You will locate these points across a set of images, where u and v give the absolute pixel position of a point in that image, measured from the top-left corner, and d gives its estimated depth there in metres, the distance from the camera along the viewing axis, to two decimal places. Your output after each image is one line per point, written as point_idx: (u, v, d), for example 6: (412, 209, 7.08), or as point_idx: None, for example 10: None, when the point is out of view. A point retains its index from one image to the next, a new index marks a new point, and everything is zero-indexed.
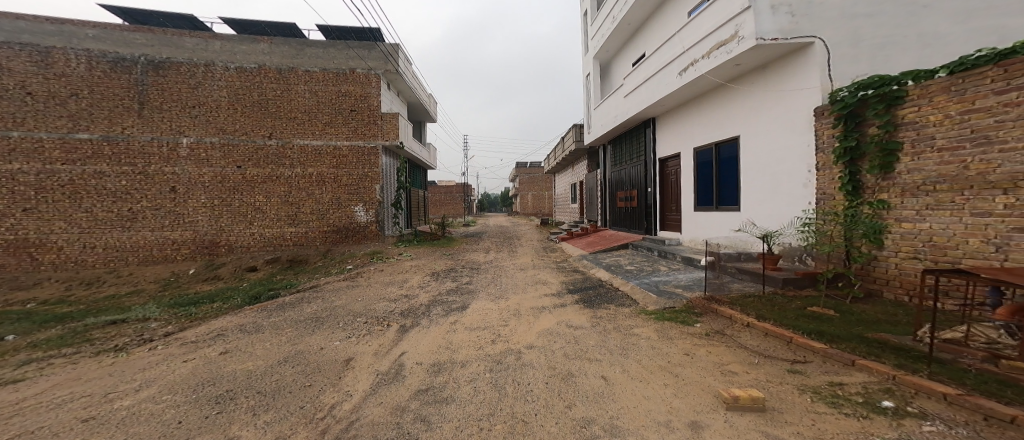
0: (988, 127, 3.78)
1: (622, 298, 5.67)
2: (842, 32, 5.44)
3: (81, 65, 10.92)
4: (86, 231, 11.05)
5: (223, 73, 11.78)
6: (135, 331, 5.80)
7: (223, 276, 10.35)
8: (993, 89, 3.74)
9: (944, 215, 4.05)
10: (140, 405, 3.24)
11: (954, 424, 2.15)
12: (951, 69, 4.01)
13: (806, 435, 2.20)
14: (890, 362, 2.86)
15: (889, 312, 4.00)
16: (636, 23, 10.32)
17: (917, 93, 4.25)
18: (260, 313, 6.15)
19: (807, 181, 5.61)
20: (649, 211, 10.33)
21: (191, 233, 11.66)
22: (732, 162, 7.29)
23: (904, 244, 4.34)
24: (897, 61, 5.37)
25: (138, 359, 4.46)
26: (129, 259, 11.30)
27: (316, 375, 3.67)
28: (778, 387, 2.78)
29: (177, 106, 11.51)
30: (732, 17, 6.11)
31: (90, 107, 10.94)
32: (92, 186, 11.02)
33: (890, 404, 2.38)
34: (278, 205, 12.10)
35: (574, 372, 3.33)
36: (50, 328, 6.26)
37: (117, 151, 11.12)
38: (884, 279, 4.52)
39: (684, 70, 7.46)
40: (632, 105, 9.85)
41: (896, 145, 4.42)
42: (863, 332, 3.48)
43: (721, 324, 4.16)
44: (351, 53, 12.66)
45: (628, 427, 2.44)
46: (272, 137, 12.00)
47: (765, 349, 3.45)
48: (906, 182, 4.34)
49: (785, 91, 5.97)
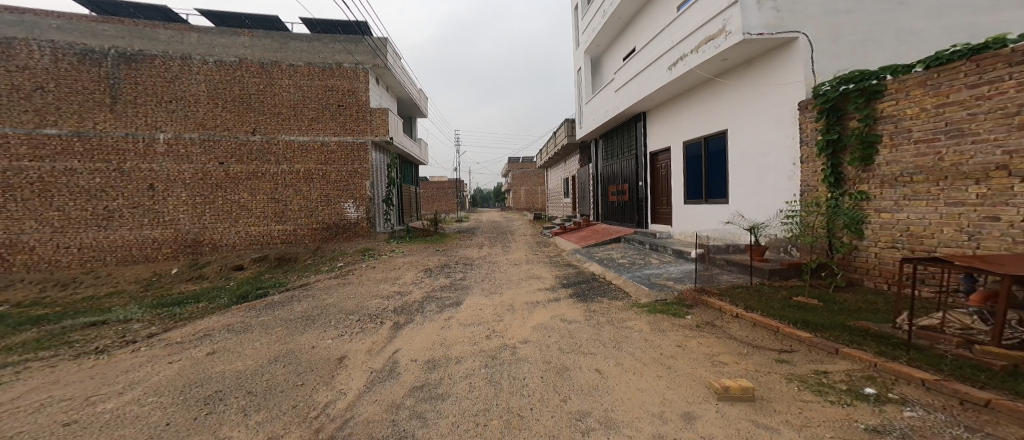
0: (962, 120, 3.91)
1: (615, 292, 5.76)
2: (824, 28, 5.54)
3: (46, 56, 10.40)
4: (60, 231, 10.64)
5: (202, 67, 11.36)
6: (117, 332, 5.65)
7: (208, 275, 10.13)
8: (966, 83, 3.87)
9: (921, 205, 4.20)
10: (125, 408, 3.18)
11: (932, 409, 2.27)
12: (928, 63, 4.13)
13: (794, 423, 2.28)
14: (871, 350, 2.98)
15: (870, 300, 4.16)
16: (626, 17, 10.30)
17: (895, 87, 4.38)
18: (249, 313, 6.05)
19: (792, 174, 5.75)
20: (640, 205, 10.43)
21: (172, 231, 11.35)
22: (721, 156, 7.41)
23: (884, 234, 4.50)
24: (876, 56, 5.52)
25: (121, 361, 4.35)
26: (107, 258, 10.95)
27: (309, 375, 3.64)
28: (766, 376, 2.88)
29: (152, 100, 11.09)
30: (719, 12, 6.14)
31: (57, 101, 10.46)
32: (64, 183, 10.58)
33: (872, 391, 2.49)
34: (264, 202, 11.84)
35: (569, 367, 3.38)
36: (25, 331, 6.05)
37: (89, 147, 10.69)
38: (864, 268, 4.69)
39: (673, 65, 7.50)
40: (623, 99, 9.89)
41: (875, 138, 4.55)
42: (846, 320, 3.62)
43: (712, 316, 4.27)
44: (338, 48, 12.34)
45: (623, 420, 2.50)
46: (255, 133, 11.69)
47: (754, 340, 3.56)
48: (885, 174, 4.48)
49: (770, 85, 6.08)
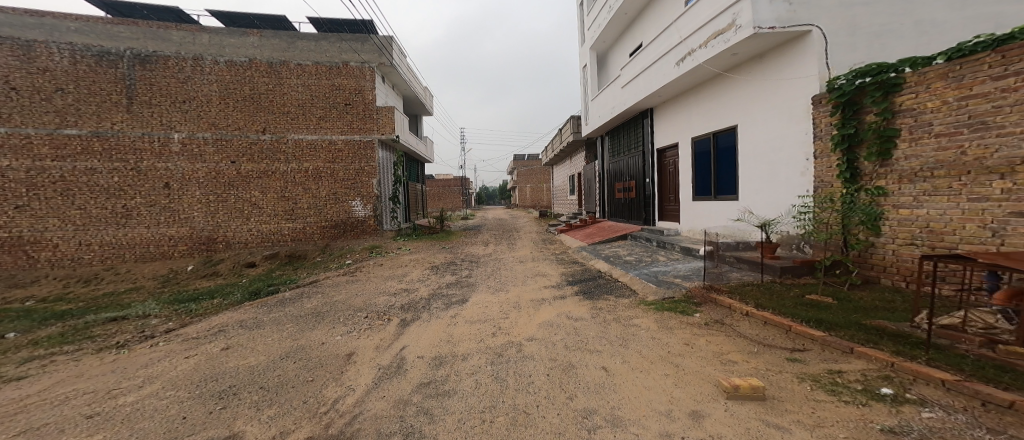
0: (985, 112, 3.76)
1: (622, 289, 5.69)
2: (840, 20, 5.38)
3: (65, 59, 10.66)
4: (81, 229, 10.94)
5: (213, 67, 11.56)
6: (136, 327, 5.79)
7: (222, 272, 10.32)
8: (991, 75, 3.71)
9: (941, 201, 4.05)
10: (144, 401, 3.25)
11: (953, 411, 2.18)
12: (949, 55, 3.99)
13: (807, 423, 2.21)
14: (888, 349, 2.88)
15: (886, 298, 4.03)
16: (633, 13, 10.17)
17: (914, 80, 4.23)
18: (260, 309, 6.14)
19: (805, 169, 5.62)
20: (647, 202, 10.30)
21: (187, 229, 11.59)
22: (731, 151, 7.27)
23: (902, 231, 4.36)
24: (894, 49, 5.35)
25: (139, 355, 4.46)
26: (126, 255, 11.22)
27: (318, 370, 3.68)
28: (777, 375, 2.81)
29: (167, 100, 11.32)
30: (728, 6, 6.02)
31: (77, 102, 10.72)
32: (84, 182, 10.87)
33: (889, 391, 2.40)
34: (275, 199, 12.02)
35: (575, 364, 3.34)
36: (49, 326, 6.23)
37: (108, 147, 10.96)
38: (881, 266, 4.56)
39: (681, 60, 7.38)
40: (629, 95, 9.78)
41: (893, 132, 4.40)
42: (861, 319, 3.50)
43: (721, 314, 4.19)
44: (344, 47, 12.46)
45: (630, 418, 2.46)
46: (265, 132, 11.86)
47: (764, 338, 3.48)
48: (904, 169, 4.34)
49: (781, 80, 5.95)
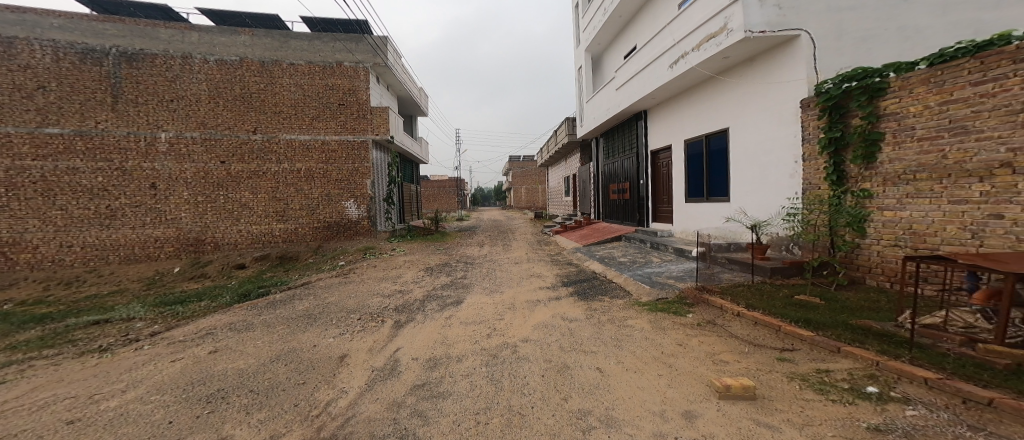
0: (965, 117, 3.88)
1: (616, 290, 5.75)
2: (827, 25, 5.50)
3: (47, 55, 10.40)
4: (62, 230, 10.67)
5: (203, 66, 11.37)
6: (122, 331, 5.68)
7: (210, 274, 10.16)
8: (970, 81, 3.85)
9: (924, 203, 4.18)
10: (129, 406, 3.19)
11: (934, 408, 2.26)
12: (931, 61, 4.11)
13: (796, 422, 2.27)
14: (874, 348, 2.97)
15: (872, 298, 4.14)
16: (627, 16, 10.29)
17: (898, 85, 4.35)
18: (251, 312, 6.06)
19: (794, 171, 5.73)
20: (641, 203, 10.40)
21: (174, 230, 11.38)
22: (722, 154, 7.38)
23: (886, 232, 4.47)
24: (878, 54, 5.49)
25: (124, 359, 4.38)
26: (110, 257, 10.98)
27: (310, 373, 3.65)
28: (768, 375, 2.88)
29: (153, 99, 11.11)
30: (721, 9, 6.12)
31: (59, 100, 10.46)
32: (66, 182, 10.60)
33: (874, 390, 2.48)
34: (265, 200, 11.87)
35: (569, 365, 3.37)
36: (29, 330, 6.08)
37: (91, 146, 10.71)
38: (867, 266, 4.68)
39: (674, 63, 7.48)
40: (624, 97, 9.86)
41: (878, 135, 4.52)
42: (848, 319, 3.60)
43: (713, 314, 4.26)
44: (338, 46, 12.34)
45: (624, 418, 2.50)
46: (256, 132, 11.70)
47: (755, 338, 3.56)
48: (888, 171, 4.46)
49: (772, 83, 6.07)
